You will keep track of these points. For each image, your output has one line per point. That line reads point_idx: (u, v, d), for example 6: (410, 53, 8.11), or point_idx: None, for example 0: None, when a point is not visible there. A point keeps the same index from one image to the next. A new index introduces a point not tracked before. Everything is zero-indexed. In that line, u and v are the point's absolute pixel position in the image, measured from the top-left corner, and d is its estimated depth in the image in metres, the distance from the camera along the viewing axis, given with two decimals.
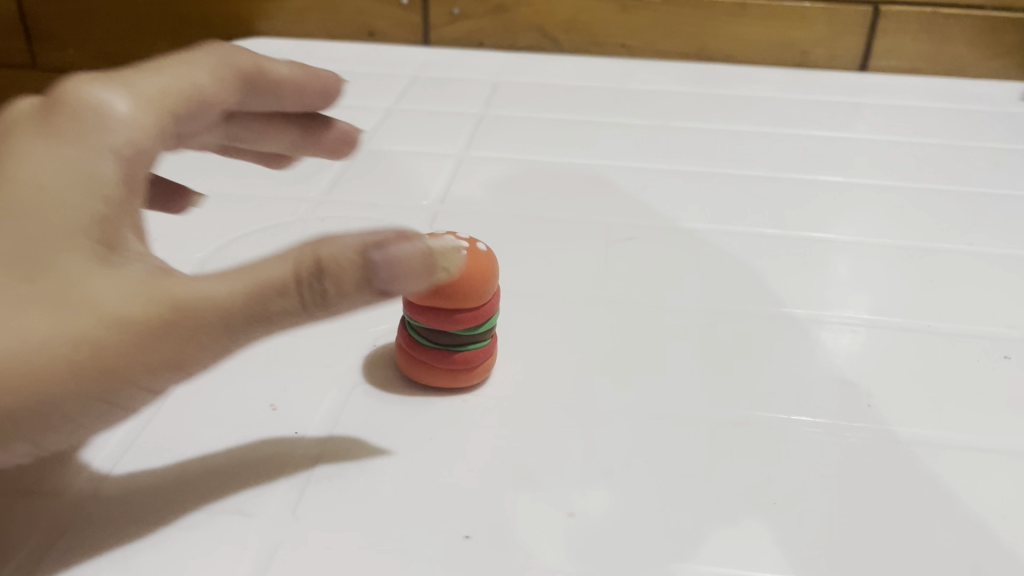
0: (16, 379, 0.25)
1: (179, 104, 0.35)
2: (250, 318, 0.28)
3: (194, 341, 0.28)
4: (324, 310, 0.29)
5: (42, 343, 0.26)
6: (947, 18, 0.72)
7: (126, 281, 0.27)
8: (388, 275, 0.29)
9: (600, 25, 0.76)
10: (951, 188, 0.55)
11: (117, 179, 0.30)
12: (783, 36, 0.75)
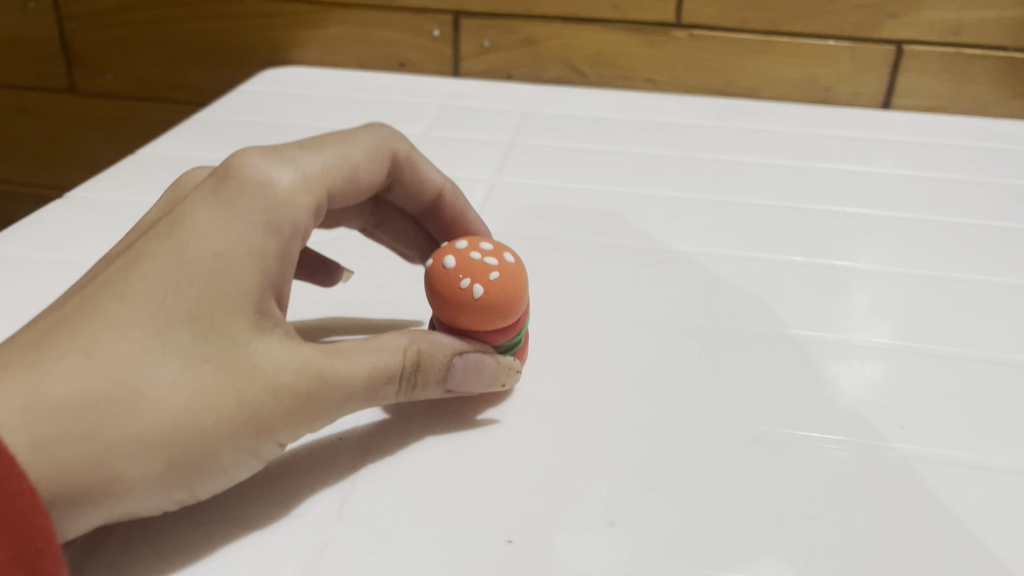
0: (196, 445, 0.29)
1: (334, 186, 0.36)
2: (363, 396, 0.32)
3: (328, 406, 0.32)
4: (409, 393, 0.34)
5: (219, 413, 0.29)
6: (970, 58, 0.73)
7: (283, 364, 0.30)
8: (465, 379, 0.34)
9: (627, 59, 0.78)
10: (977, 221, 0.56)
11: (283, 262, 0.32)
12: (808, 72, 0.76)
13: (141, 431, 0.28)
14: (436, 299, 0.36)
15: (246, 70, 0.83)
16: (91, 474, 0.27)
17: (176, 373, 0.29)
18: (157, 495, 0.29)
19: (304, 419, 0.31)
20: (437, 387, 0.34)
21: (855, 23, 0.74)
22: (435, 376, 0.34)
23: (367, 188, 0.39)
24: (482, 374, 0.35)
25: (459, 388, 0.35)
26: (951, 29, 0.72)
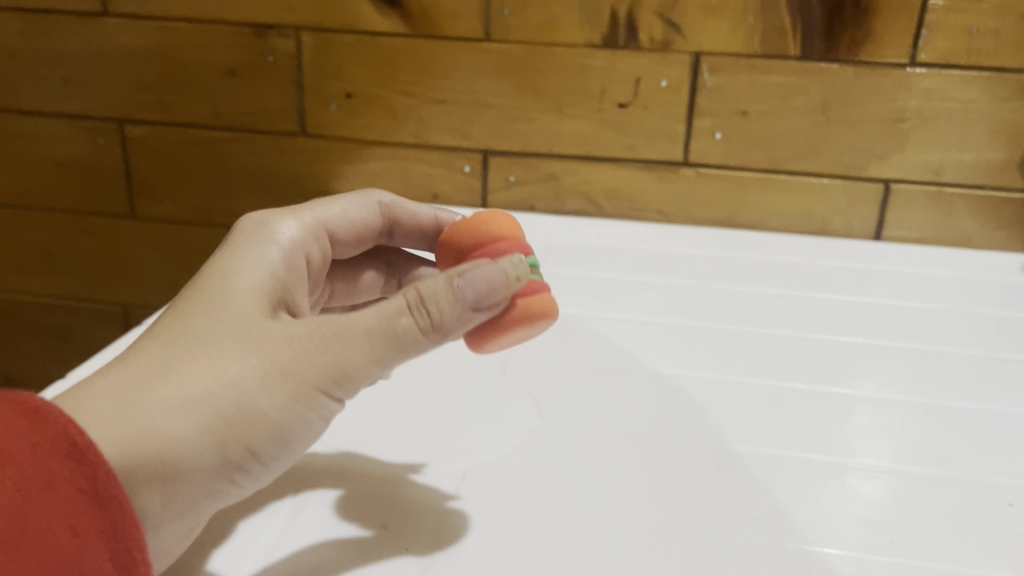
0: (227, 392, 0.38)
1: (330, 224, 0.52)
2: (382, 335, 0.40)
3: (340, 341, 0.40)
4: (432, 330, 0.41)
5: (246, 369, 0.39)
6: (951, 195, 0.81)
7: (288, 327, 0.41)
8: (464, 288, 0.41)
9: (640, 193, 0.86)
10: (960, 350, 0.62)
11: (288, 263, 0.47)
12: (804, 206, 0.84)
13: (176, 388, 0.38)
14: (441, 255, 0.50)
15: (292, 199, 0.91)
16: (149, 428, 0.37)
17: (200, 347, 0.39)
18: (213, 445, 0.38)
19: (319, 354, 0.40)
20: (464, 311, 0.41)
21: (846, 164, 0.82)
22: (449, 300, 0.41)
23: (361, 230, 0.55)
24: (485, 276, 0.42)
25: (483, 302, 0.42)
26: (932, 170, 0.80)
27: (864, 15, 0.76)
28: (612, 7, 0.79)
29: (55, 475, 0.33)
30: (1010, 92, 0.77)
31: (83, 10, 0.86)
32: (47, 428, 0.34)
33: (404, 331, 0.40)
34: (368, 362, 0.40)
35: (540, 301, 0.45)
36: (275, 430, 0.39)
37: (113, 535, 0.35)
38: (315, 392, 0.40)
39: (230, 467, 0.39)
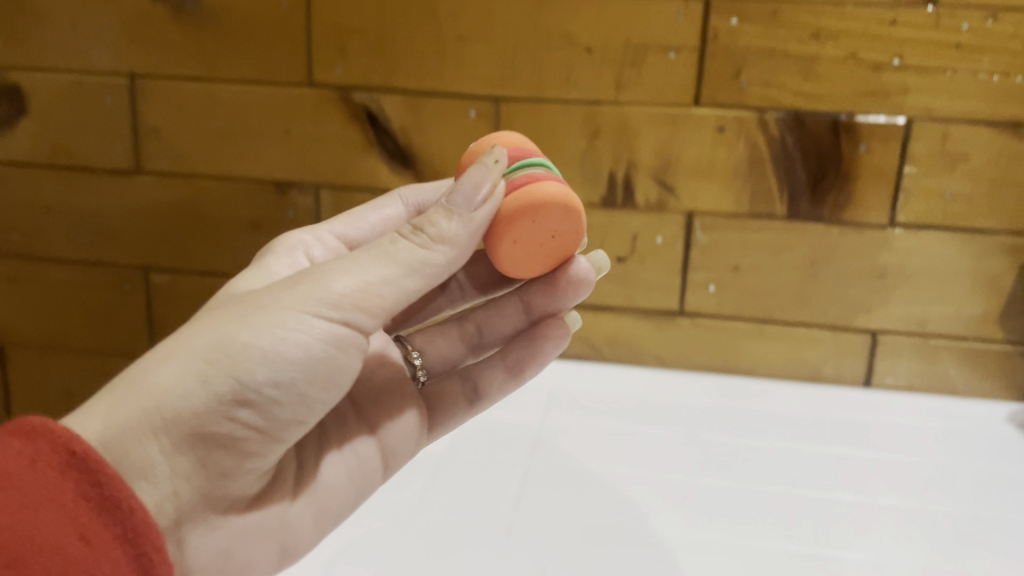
0: (211, 338, 0.44)
1: (342, 232, 0.62)
2: (374, 254, 0.45)
3: (317, 274, 0.45)
4: (429, 235, 0.46)
5: (235, 317, 0.44)
6: (935, 346, 0.85)
7: (274, 285, 0.46)
8: (455, 195, 0.46)
9: (638, 340, 0.90)
10: (947, 510, 0.65)
11: (286, 265, 0.57)
12: (797, 354, 0.87)
13: (159, 355, 0.44)
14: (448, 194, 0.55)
15: None
16: (138, 392, 0.43)
17: (193, 321, 0.46)
18: (199, 384, 0.43)
19: (296, 288, 0.45)
20: (452, 214, 0.46)
21: (834, 315, 0.86)
22: (439, 214, 0.46)
23: (377, 228, 0.63)
24: (466, 173, 0.46)
25: (473, 198, 0.46)
26: (916, 322, 0.85)
27: (845, 179, 0.82)
28: (612, 169, 0.85)
29: (61, 486, 0.41)
30: (985, 250, 0.82)
31: (119, 168, 0.92)
32: (45, 444, 0.42)
33: (396, 250, 0.45)
34: (353, 283, 0.44)
35: (546, 184, 0.49)
36: (263, 361, 0.43)
37: (125, 540, 0.41)
38: (298, 320, 0.44)
39: (223, 412, 0.43)
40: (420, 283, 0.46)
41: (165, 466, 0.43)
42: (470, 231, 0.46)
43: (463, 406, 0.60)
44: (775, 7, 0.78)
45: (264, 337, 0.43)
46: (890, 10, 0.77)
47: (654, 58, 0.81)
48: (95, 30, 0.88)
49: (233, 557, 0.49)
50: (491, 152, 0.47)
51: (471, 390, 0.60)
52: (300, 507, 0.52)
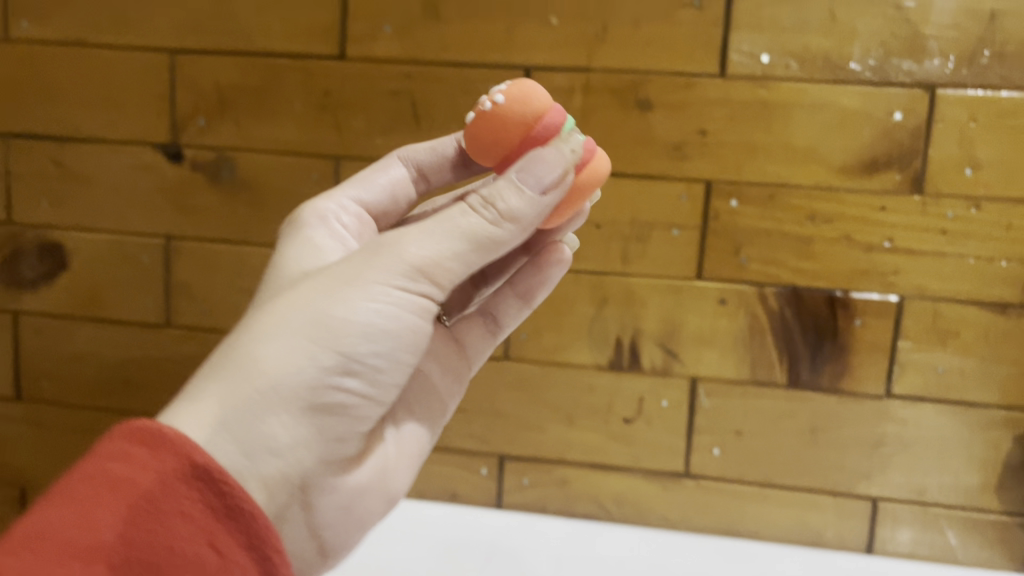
0: (298, 315, 0.49)
1: (358, 197, 0.66)
2: (445, 224, 0.51)
3: (392, 245, 0.51)
4: (495, 207, 0.50)
5: (316, 291, 0.50)
6: (935, 513, 0.87)
7: (349, 260, 0.51)
8: (535, 182, 0.50)
9: (644, 499, 0.92)
10: None
11: (326, 235, 0.61)
12: (800, 519, 0.89)
13: (254, 339, 0.48)
14: (481, 129, 0.53)
15: None
16: (242, 371, 0.47)
17: (274, 302, 0.50)
18: (308, 356, 0.48)
19: (380, 259, 0.50)
20: (522, 191, 0.50)
21: (835, 481, 0.88)
22: (509, 191, 0.50)
23: (387, 191, 0.67)
24: (544, 152, 0.51)
25: (545, 180, 0.50)
26: (916, 491, 0.87)
27: (842, 351, 0.86)
28: (619, 335, 0.89)
29: (190, 495, 0.44)
30: (978, 423, 0.85)
31: (150, 321, 0.97)
32: (167, 454, 0.44)
33: (466, 227, 0.51)
34: (434, 251, 0.50)
35: (596, 160, 0.56)
36: (360, 331, 0.49)
37: (250, 547, 0.45)
38: (386, 292, 0.50)
39: (331, 379, 0.49)
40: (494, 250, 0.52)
41: (288, 436, 0.48)
42: (538, 207, 0.51)
43: (484, 336, 0.68)
44: (772, 192, 0.84)
45: (358, 307, 0.49)
46: (879, 197, 0.83)
47: (659, 234, 0.87)
48: (137, 195, 0.95)
49: (349, 510, 0.55)
50: (568, 141, 0.52)
51: (489, 321, 0.68)
52: (394, 452, 0.59)
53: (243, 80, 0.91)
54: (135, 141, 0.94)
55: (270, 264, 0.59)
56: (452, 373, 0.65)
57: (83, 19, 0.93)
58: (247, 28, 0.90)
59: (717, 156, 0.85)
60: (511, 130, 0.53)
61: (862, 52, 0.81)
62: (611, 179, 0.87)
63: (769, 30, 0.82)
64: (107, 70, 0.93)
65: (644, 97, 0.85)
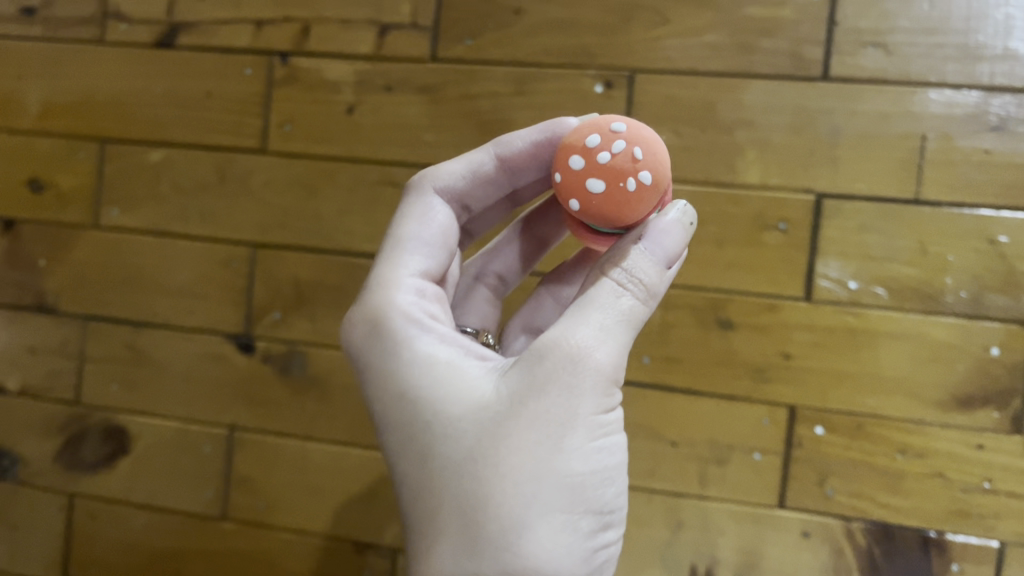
0: (527, 490, 0.45)
1: (422, 266, 0.54)
2: (619, 317, 0.47)
3: (592, 363, 0.46)
4: (635, 283, 0.48)
5: (525, 449, 0.45)
6: None
7: (535, 394, 0.45)
8: (672, 258, 0.50)
9: None
10: None
11: (438, 341, 0.50)
12: None
13: (507, 526, 0.45)
14: (618, 214, 0.49)
15: None
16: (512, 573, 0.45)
17: (490, 471, 0.45)
18: (566, 528, 0.46)
19: (586, 382, 0.46)
20: (659, 267, 0.49)
21: None
22: (643, 260, 0.48)
23: (442, 244, 0.56)
24: (672, 228, 0.50)
25: (672, 258, 0.50)
26: None
27: None
28: (693, 562, 0.84)
29: None
30: None
31: (206, 513, 0.95)
32: None
33: (629, 311, 0.47)
34: (623, 354, 0.47)
35: None
36: (600, 468, 0.47)
37: None
38: (603, 417, 0.47)
39: (594, 534, 0.47)
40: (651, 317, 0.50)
41: None
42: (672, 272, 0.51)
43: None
44: (859, 421, 0.81)
45: (591, 442, 0.46)
46: (974, 434, 0.79)
47: (740, 458, 0.83)
48: (205, 383, 0.94)
49: None
50: (685, 210, 0.51)
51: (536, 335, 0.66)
52: None
53: (321, 277, 0.91)
54: (208, 329, 0.94)
55: (400, 404, 0.48)
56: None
57: (170, 209, 0.95)
58: (327, 226, 0.91)
59: (802, 381, 0.82)
60: (647, 212, 0.50)
61: (954, 285, 0.79)
62: (689, 397, 0.84)
63: (856, 257, 0.81)
64: (188, 259, 0.94)
65: (726, 317, 0.83)
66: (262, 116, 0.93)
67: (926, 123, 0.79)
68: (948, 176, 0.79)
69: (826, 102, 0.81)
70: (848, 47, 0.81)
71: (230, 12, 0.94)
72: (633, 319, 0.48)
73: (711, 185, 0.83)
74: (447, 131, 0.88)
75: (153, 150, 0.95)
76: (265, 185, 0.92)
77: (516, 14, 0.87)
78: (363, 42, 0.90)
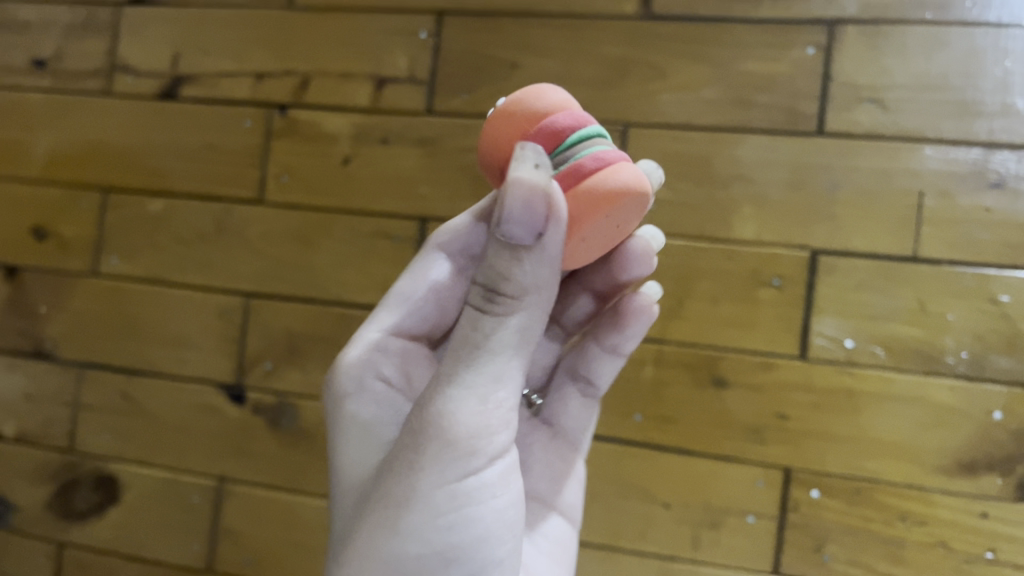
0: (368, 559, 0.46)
1: (395, 322, 0.59)
2: (472, 351, 0.46)
3: (437, 436, 0.46)
4: (495, 298, 0.45)
5: (374, 519, 0.46)
6: None
7: (392, 464, 0.47)
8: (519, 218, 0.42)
9: None
10: None
11: (371, 402, 0.54)
12: None
13: None
14: (486, 146, 0.51)
15: None
16: None
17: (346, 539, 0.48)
18: None
19: (431, 453, 0.46)
20: (519, 254, 0.44)
21: None
22: (509, 261, 0.44)
23: (431, 301, 0.60)
24: (516, 190, 0.41)
25: (537, 224, 0.43)
26: None
27: None
28: None
29: None
30: None
31: (194, 565, 0.94)
32: None
33: (484, 346, 0.46)
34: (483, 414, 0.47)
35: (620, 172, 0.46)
36: (455, 541, 0.47)
37: None
38: (455, 487, 0.47)
39: None
40: (531, 327, 0.47)
41: None
42: (555, 249, 0.45)
43: (585, 399, 0.66)
44: (858, 485, 0.78)
45: (437, 519, 0.46)
46: (978, 502, 0.76)
47: (734, 522, 0.80)
48: (196, 434, 0.94)
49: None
50: (535, 152, 0.43)
51: (584, 385, 0.66)
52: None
53: (313, 329, 0.90)
54: (202, 379, 0.94)
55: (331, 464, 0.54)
56: (559, 450, 0.64)
57: (168, 259, 0.96)
58: (320, 278, 0.90)
59: (799, 444, 0.79)
60: (512, 139, 0.49)
61: (955, 345, 0.76)
62: (683, 458, 0.82)
63: (853, 316, 0.79)
64: (184, 309, 0.95)
65: (720, 375, 0.81)
66: (259, 168, 0.93)
67: (924, 179, 0.78)
68: (948, 234, 0.77)
69: (823, 158, 0.80)
70: (845, 102, 0.79)
71: (232, 65, 0.95)
72: (487, 360, 0.46)
73: (706, 241, 0.81)
74: (440, 184, 0.88)
75: (154, 200, 0.96)
76: (261, 236, 0.93)
77: (511, 68, 0.87)
78: (359, 95, 0.91)
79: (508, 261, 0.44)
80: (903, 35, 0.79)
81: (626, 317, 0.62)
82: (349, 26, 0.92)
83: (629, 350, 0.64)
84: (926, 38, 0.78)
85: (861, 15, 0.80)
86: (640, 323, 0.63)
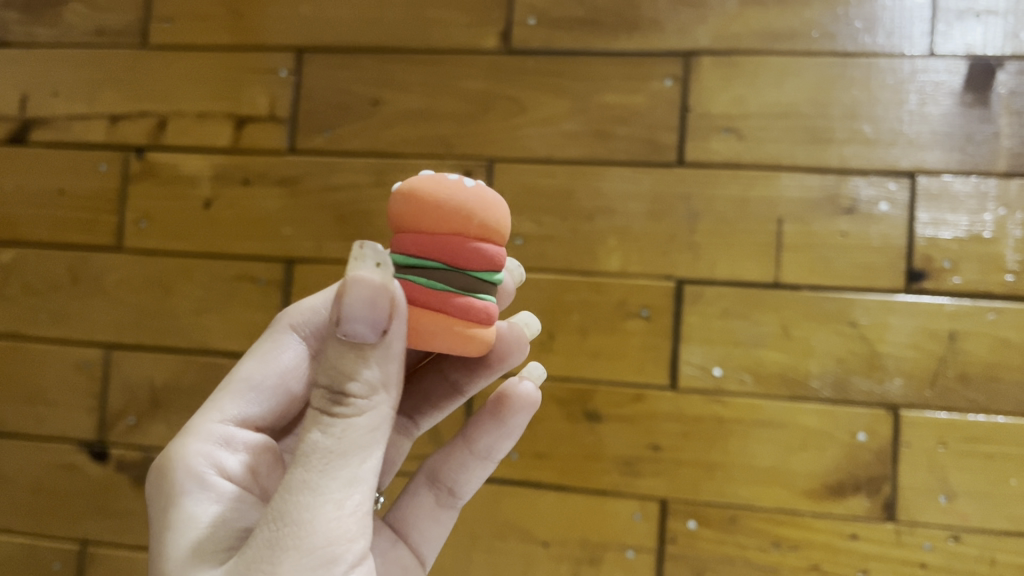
0: None
1: (240, 411, 0.51)
2: (321, 452, 0.39)
3: (294, 545, 0.38)
4: (340, 393, 0.40)
5: None
6: None
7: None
8: (361, 309, 0.38)
9: None
10: None
11: (212, 503, 0.45)
12: None
13: None
14: (420, 199, 0.42)
15: None
16: None
17: None
18: None
19: (294, 562, 0.38)
20: (365, 353, 0.40)
21: None
22: (347, 358, 0.40)
23: (277, 391, 0.53)
24: (349, 288, 0.38)
25: (380, 320, 0.39)
26: None
27: None
28: None
29: None
30: None
31: None
32: None
33: (335, 449, 0.39)
34: (340, 517, 0.39)
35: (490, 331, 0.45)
36: None
37: None
38: None
39: None
40: (384, 429, 0.42)
41: None
42: (397, 341, 0.41)
43: (440, 511, 0.56)
44: (732, 513, 0.78)
45: None
46: (849, 524, 0.77)
47: (612, 557, 0.80)
48: (57, 497, 0.89)
49: None
50: (372, 255, 0.39)
51: (442, 492, 0.56)
52: None
53: (177, 379, 0.86)
54: (61, 438, 0.89)
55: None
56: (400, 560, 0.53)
57: (20, 312, 0.91)
58: (184, 326, 0.87)
59: (673, 474, 0.79)
60: (459, 217, 0.42)
61: (818, 371, 0.77)
62: (561, 494, 0.81)
63: (719, 344, 0.79)
64: (39, 365, 0.90)
65: (593, 409, 0.80)
66: (115, 213, 0.89)
67: (781, 206, 0.79)
68: (805, 259, 0.78)
69: (683, 187, 0.80)
70: (702, 132, 0.80)
71: (85, 107, 0.91)
72: (343, 462, 0.40)
73: (573, 274, 0.81)
74: (304, 224, 0.85)
75: (4, 250, 0.92)
76: (118, 285, 0.88)
77: (373, 105, 0.85)
78: (219, 135, 0.88)
79: (354, 353, 0.40)
80: (755, 65, 0.80)
81: (506, 410, 0.54)
82: (206, 64, 0.89)
83: (500, 453, 0.56)
84: (776, 68, 0.79)
85: (714, 45, 0.80)
86: (516, 419, 0.55)
